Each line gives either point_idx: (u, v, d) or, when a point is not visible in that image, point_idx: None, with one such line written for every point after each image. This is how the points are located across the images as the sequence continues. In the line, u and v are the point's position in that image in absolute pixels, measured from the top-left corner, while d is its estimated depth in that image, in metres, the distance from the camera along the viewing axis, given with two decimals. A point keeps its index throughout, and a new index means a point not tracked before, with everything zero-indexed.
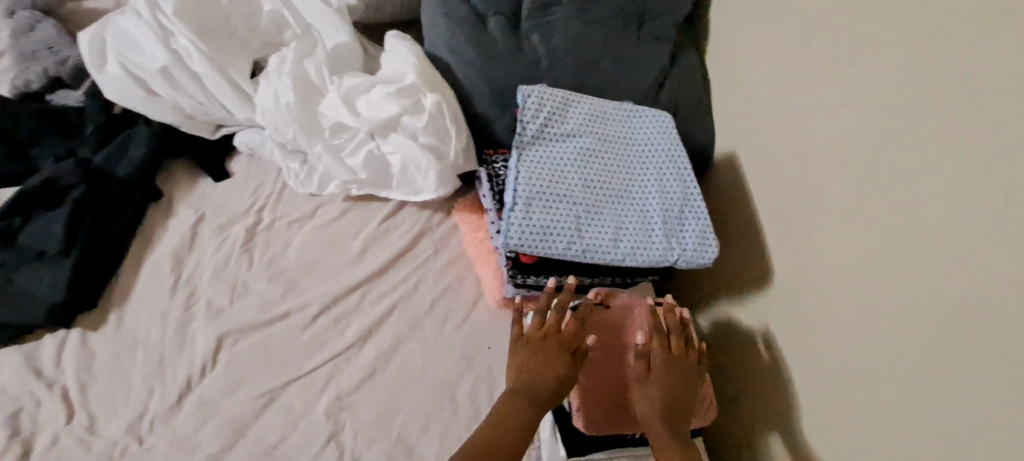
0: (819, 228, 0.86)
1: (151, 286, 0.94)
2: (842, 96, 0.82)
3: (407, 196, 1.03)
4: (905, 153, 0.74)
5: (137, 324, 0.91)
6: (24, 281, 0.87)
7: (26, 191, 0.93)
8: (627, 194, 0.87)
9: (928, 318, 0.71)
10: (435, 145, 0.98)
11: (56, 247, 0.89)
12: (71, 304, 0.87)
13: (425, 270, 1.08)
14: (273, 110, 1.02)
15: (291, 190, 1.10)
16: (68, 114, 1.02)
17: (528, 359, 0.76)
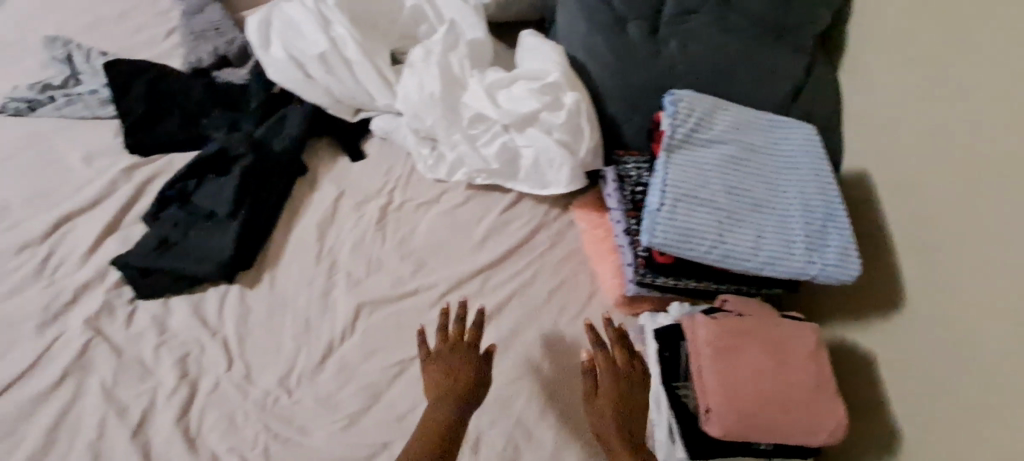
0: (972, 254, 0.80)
1: (297, 254, 1.02)
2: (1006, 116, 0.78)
3: (533, 189, 1.06)
4: None
5: (286, 288, 0.99)
6: (195, 237, 0.96)
7: (200, 156, 1.02)
8: (769, 204, 0.86)
9: None
10: (569, 141, 1.00)
11: (225, 211, 0.98)
12: (235, 261, 0.95)
13: (542, 262, 1.10)
14: (415, 98, 1.07)
15: (419, 175, 1.16)
16: (234, 90, 1.12)
17: (433, 373, 0.86)
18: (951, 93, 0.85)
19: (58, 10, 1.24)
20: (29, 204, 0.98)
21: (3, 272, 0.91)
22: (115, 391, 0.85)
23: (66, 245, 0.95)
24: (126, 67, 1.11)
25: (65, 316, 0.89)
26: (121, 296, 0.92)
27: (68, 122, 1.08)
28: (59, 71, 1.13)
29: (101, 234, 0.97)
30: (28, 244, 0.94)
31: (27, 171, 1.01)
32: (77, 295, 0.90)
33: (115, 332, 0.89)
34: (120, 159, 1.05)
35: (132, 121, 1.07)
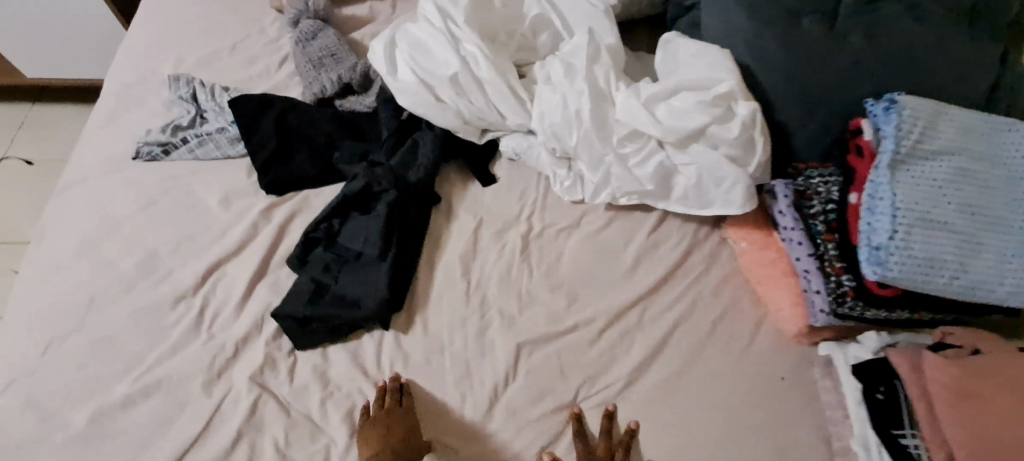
0: None
1: (444, 293, 0.96)
2: None
3: (691, 209, 0.95)
4: None
5: (438, 331, 0.93)
6: (348, 282, 0.93)
7: (341, 195, 0.98)
8: (1016, 223, 0.73)
9: None
10: (739, 157, 0.90)
11: (373, 254, 0.94)
12: (390, 306, 0.90)
13: (700, 287, 1.01)
14: (557, 117, 0.98)
15: (555, 198, 1.08)
16: (361, 119, 1.08)
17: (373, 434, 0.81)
18: None
19: (174, 46, 1.22)
20: (177, 253, 0.96)
21: (164, 327, 0.89)
22: (290, 451, 0.81)
23: (219, 294, 0.93)
24: (253, 102, 1.08)
25: (230, 371, 0.86)
26: (281, 348, 0.88)
27: (201, 164, 1.06)
28: (186, 111, 1.11)
29: (251, 282, 0.94)
30: (183, 296, 0.92)
31: (170, 218, 0.99)
32: (238, 350, 0.87)
33: (280, 387, 0.86)
34: (257, 200, 1.02)
35: (264, 158, 1.04)
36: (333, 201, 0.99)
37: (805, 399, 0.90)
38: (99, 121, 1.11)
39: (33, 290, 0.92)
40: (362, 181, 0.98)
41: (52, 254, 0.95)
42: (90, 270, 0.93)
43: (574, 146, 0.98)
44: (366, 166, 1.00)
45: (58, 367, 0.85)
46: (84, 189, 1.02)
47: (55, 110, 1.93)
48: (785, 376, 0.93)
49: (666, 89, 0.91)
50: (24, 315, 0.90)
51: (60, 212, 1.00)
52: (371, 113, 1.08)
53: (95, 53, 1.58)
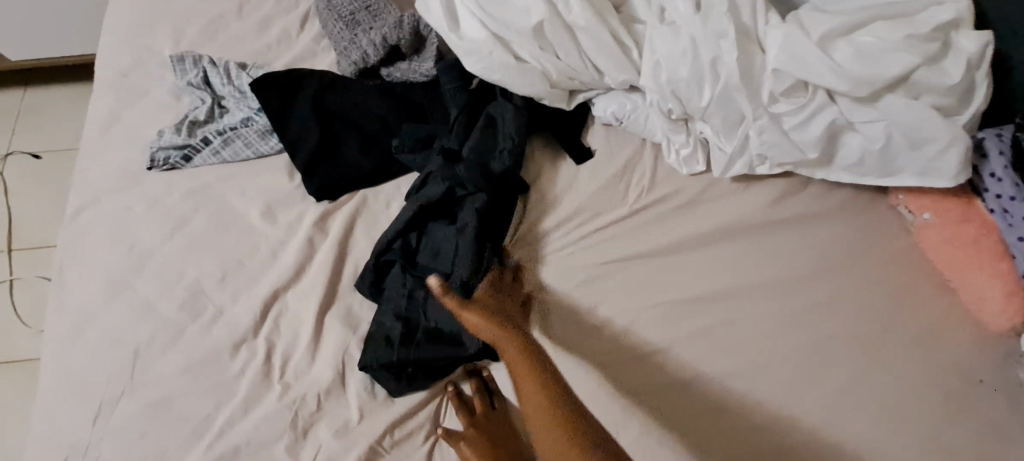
0: None
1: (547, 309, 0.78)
2: None
3: (865, 178, 0.73)
4: None
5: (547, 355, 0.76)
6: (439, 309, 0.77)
7: (414, 201, 0.80)
8: None
9: None
10: (949, 105, 0.67)
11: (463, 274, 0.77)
12: None
13: (869, 270, 0.79)
14: (683, 69, 0.76)
15: (667, 169, 0.86)
16: (418, 94, 0.88)
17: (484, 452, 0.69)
18: None
19: (169, 17, 0.98)
20: (225, 284, 0.79)
21: (228, 379, 0.74)
22: None
23: (285, 333, 0.77)
24: (282, 82, 0.87)
25: (315, 429, 0.72)
26: (372, 395, 0.73)
27: (231, 168, 0.86)
28: (199, 101, 0.90)
29: (318, 314, 0.77)
30: (242, 339, 0.76)
31: (208, 242, 0.82)
32: (320, 400, 0.73)
33: (375, 444, 0.71)
34: (308, 209, 0.83)
35: (307, 155, 0.84)
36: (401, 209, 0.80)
37: (1016, 408, 0.72)
38: (98, 124, 0.90)
39: (71, 346, 0.77)
40: (439, 183, 0.80)
41: (81, 300, 0.80)
42: (129, 317, 0.78)
43: (708, 106, 0.76)
44: (437, 160, 0.81)
45: (117, 438, 0.72)
46: (99, 213, 0.84)
47: (52, 97, 1.72)
48: (984, 379, 0.73)
49: (853, 21, 0.68)
50: (67, 378, 0.76)
51: (79, 246, 0.83)
52: (430, 84, 0.88)
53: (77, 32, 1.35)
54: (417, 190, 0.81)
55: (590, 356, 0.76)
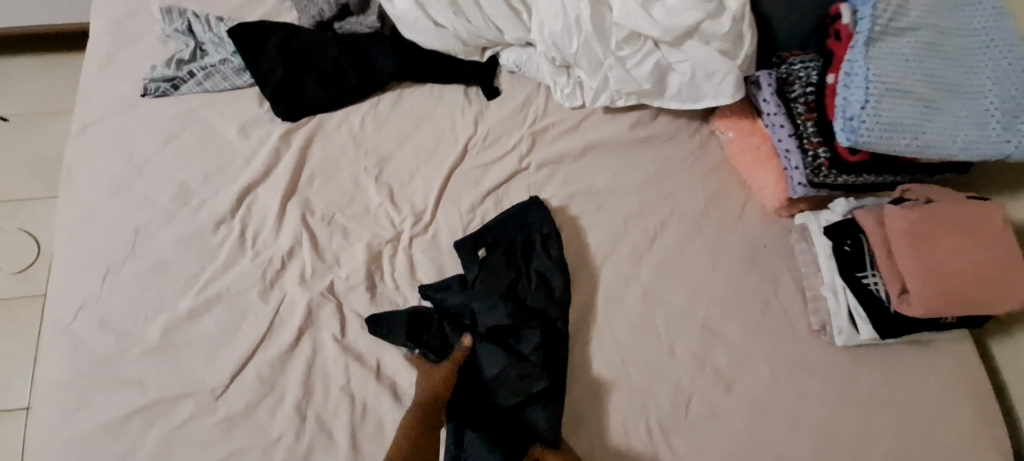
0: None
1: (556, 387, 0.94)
2: None
3: (684, 104, 1.04)
4: None
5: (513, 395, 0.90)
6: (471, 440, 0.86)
7: (476, 344, 0.91)
8: (965, 89, 0.84)
9: None
10: (728, 49, 0.98)
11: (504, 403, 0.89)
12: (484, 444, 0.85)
13: (691, 174, 1.11)
14: (557, 25, 1.04)
15: (555, 104, 1.15)
16: (517, 240, 1.01)
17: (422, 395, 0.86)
18: None
19: None
20: (208, 182, 1.01)
21: (211, 248, 0.96)
22: (352, 342, 0.92)
23: (256, 216, 1.00)
24: (252, 31, 1.09)
25: (281, 281, 0.95)
26: (324, 260, 0.97)
27: (211, 96, 1.08)
28: (185, 45, 1.12)
29: (284, 203, 1.01)
30: (223, 219, 0.99)
31: (193, 150, 1.04)
32: (285, 262, 0.96)
33: (325, 291, 0.95)
34: (274, 127, 1.07)
35: (274, 86, 1.07)
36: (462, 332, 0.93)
37: (785, 261, 1.05)
38: (96, 63, 1.10)
39: (77, 227, 0.97)
40: (501, 323, 0.92)
41: (86, 194, 0.99)
42: (126, 205, 0.98)
43: (576, 53, 1.05)
44: (507, 309, 0.92)
45: (120, 292, 0.92)
46: (99, 129, 1.04)
47: (18, 65, 1.83)
48: (766, 245, 1.06)
49: None
50: (75, 250, 0.95)
51: (82, 154, 1.03)
52: (524, 228, 1.02)
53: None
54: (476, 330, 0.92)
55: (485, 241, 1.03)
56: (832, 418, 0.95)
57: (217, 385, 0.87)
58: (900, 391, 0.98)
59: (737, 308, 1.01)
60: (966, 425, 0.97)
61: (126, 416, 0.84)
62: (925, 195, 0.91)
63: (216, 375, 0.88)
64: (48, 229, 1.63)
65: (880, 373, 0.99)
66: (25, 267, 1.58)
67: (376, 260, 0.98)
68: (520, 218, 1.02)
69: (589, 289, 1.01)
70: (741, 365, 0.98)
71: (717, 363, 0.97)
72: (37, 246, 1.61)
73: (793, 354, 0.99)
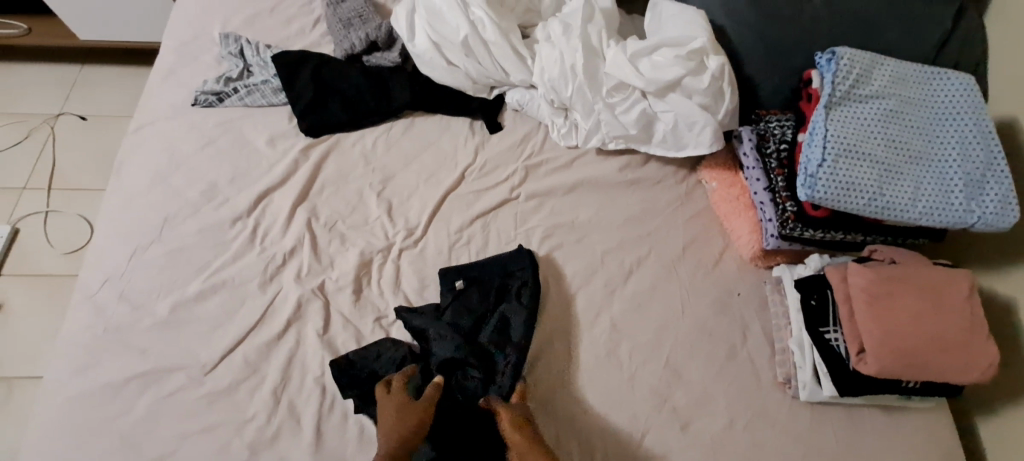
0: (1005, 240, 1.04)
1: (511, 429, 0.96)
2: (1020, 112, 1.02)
3: (668, 151, 1.11)
4: None
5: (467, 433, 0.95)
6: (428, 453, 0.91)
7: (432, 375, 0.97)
8: (926, 157, 0.88)
9: None
10: (708, 103, 1.06)
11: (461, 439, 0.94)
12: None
13: (673, 217, 1.16)
14: (556, 71, 1.14)
15: (551, 142, 1.23)
16: (494, 280, 1.07)
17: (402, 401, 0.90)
18: None
19: (219, 9, 1.38)
20: (233, 183, 1.15)
21: (226, 240, 1.09)
22: (332, 338, 1.00)
23: (269, 216, 1.12)
24: (291, 58, 1.25)
25: (279, 276, 1.05)
26: (320, 261, 1.07)
27: (250, 110, 1.24)
28: (234, 66, 1.29)
29: (294, 207, 1.13)
30: (240, 216, 1.11)
31: (226, 155, 1.18)
32: (286, 259, 1.07)
33: (315, 288, 1.04)
34: (298, 141, 1.21)
35: (303, 105, 1.22)
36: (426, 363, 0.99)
37: (758, 312, 1.07)
38: (160, 74, 1.29)
39: (118, 211, 1.11)
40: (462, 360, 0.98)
41: (131, 183, 1.15)
42: (163, 196, 1.13)
43: (571, 96, 1.14)
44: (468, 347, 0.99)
45: (142, 270, 1.05)
46: (152, 129, 1.21)
47: (102, 74, 2.12)
48: (740, 292, 1.08)
49: (653, 46, 1.09)
50: (114, 230, 1.09)
51: (135, 149, 1.19)
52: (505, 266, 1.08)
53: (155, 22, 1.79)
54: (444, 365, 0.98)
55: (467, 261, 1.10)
56: None
57: (208, 362, 0.96)
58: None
59: (702, 351, 1.03)
60: None
61: (125, 379, 0.94)
62: (890, 256, 0.96)
63: (208, 352, 0.97)
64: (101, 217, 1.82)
65: (846, 435, 0.97)
66: (74, 249, 1.76)
67: (366, 266, 1.08)
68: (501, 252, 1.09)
69: (559, 316, 1.06)
70: (700, 406, 0.99)
71: (676, 402, 0.99)
72: (89, 230, 1.79)
73: (755, 404, 0.99)
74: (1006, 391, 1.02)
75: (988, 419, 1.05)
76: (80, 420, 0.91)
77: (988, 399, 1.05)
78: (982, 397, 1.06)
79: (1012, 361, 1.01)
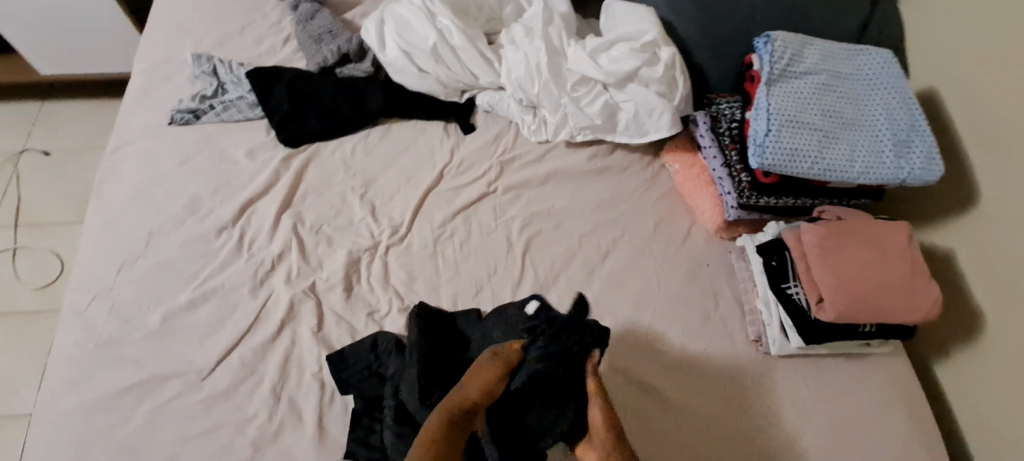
0: (932, 197, 1.17)
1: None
2: (933, 84, 1.16)
3: (632, 138, 1.20)
4: (964, 111, 1.10)
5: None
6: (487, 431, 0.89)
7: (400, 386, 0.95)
8: (858, 123, 0.99)
9: (986, 271, 1.07)
10: (665, 91, 1.16)
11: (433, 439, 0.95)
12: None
13: (642, 199, 1.24)
14: (522, 70, 1.23)
15: (523, 139, 1.30)
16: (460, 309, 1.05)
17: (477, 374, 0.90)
18: (986, 33, 1.05)
19: (188, 32, 1.41)
20: (215, 195, 1.17)
21: (213, 250, 1.10)
22: (326, 334, 1.03)
23: (254, 225, 1.14)
24: (265, 73, 1.29)
25: (269, 280, 1.08)
26: (309, 263, 1.10)
27: (227, 125, 1.27)
28: (207, 84, 1.31)
29: (278, 215, 1.15)
30: (225, 226, 1.13)
31: (206, 169, 1.20)
32: (275, 264, 1.10)
33: (306, 290, 1.07)
34: (277, 152, 1.24)
35: (280, 118, 1.25)
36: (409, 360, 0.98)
37: (728, 279, 1.15)
38: (133, 97, 1.31)
39: (99, 230, 1.12)
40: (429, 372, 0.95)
41: (112, 203, 1.16)
42: (145, 212, 1.14)
43: (539, 93, 1.22)
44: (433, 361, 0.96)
45: (130, 285, 1.06)
46: (129, 149, 1.22)
47: (62, 109, 2.09)
48: (709, 263, 1.17)
49: (610, 41, 1.18)
50: (97, 249, 1.10)
51: (113, 170, 1.20)
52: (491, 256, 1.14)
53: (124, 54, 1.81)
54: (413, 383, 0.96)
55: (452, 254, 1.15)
56: (767, 421, 1.01)
57: (204, 367, 0.98)
58: (837, 404, 1.03)
59: (679, 318, 1.10)
60: (902, 440, 1.01)
61: (121, 390, 0.94)
62: (837, 215, 1.06)
63: (203, 358, 0.99)
64: (74, 250, 1.79)
65: (817, 385, 1.05)
66: (46, 283, 1.73)
67: (355, 265, 1.11)
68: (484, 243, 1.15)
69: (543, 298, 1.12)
70: (682, 368, 1.05)
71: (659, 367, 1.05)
72: (60, 264, 1.77)
73: (732, 362, 1.06)
74: (948, 331, 1.13)
75: (937, 360, 1.16)
76: (75, 435, 0.91)
77: (932, 341, 1.16)
78: (931, 341, 1.16)
79: (950, 304, 1.13)
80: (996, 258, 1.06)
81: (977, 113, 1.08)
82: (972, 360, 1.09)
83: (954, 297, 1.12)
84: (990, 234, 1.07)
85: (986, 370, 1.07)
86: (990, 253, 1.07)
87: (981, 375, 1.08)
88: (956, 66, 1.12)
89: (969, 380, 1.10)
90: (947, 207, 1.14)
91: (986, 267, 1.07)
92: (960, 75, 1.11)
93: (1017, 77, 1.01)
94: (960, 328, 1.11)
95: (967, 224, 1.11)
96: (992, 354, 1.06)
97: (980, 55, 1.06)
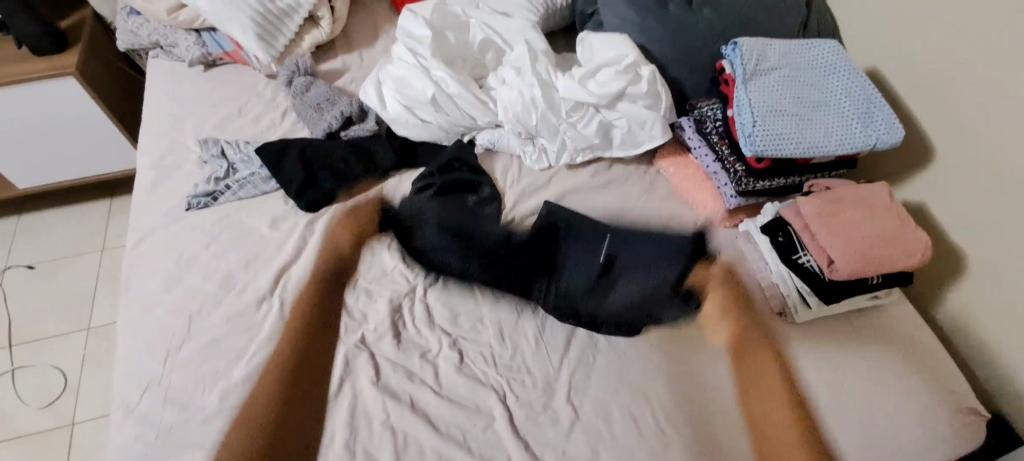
0: (896, 160, 1.33)
1: (563, 430, 1.02)
2: (874, 64, 1.35)
3: (629, 150, 1.34)
4: (907, 81, 1.28)
5: (517, 452, 0.99)
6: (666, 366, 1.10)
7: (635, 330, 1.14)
8: (826, 103, 1.13)
9: (957, 213, 1.22)
10: (652, 105, 1.30)
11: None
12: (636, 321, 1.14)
13: (648, 202, 1.32)
14: (517, 105, 1.33)
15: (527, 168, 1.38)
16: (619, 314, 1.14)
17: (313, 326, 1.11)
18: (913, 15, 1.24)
19: (188, 120, 1.45)
20: (248, 269, 1.19)
21: (257, 321, 1.12)
22: (386, 382, 1.05)
23: (292, 291, 1.17)
24: (274, 147, 1.34)
25: (320, 340, 1.10)
26: (353, 317, 1.14)
27: (245, 202, 1.31)
28: (217, 166, 1.35)
29: (314, 278, 1.18)
30: (264, 297, 1.15)
31: (233, 247, 1.23)
32: (321, 324, 1.12)
33: (358, 343, 1.10)
34: (299, 218, 1.28)
35: (297, 186, 1.29)
36: (471, 381, 1.07)
37: (741, 262, 1.24)
38: (144, 190, 1.33)
39: (136, 325, 1.12)
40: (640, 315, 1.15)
41: (144, 294, 1.16)
42: (180, 298, 1.15)
43: (537, 123, 1.33)
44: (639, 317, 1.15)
45: (179, 371, 1.06)
46: (151, 240, 1.24)
47: (43, 219, 2.04)
48: (720, 251, 1.26)
49: (593, 69, 1.31)
50: (136, 343, 1.10)
51: (138, 262, 1.21)
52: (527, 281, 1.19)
53: (115, 154, 1.83)
54: (481, 398, 1.05)
55: (484, 286, 1.19)
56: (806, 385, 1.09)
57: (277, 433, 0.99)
58: (861, 354, 1.14)
59: (708, 303, 1.18)
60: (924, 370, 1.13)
61: None
62: (825, 185, 1.19)
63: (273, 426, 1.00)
64: (77, 362, 1.73)
65: (841, 341, 1.15)
66: (51, 400, 1.66)
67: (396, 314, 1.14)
68: (516, 269, 1.22)
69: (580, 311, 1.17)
70: (721, 349, 1.13)
71: (701, 352, 1.12)
72: (64, 377, 1.70)
73: (763, 335, 1.15)
74: (939, 274, 1.26)
75: (938, 302, 1.28)
76: None
77: (929, 284, 1.29)
78: (927, 287, 1.29)
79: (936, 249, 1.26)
80: (963, 202, 1.20)
81: (916, 78, 1.26)
82: (968, 296, 1.21)
83: (936, 242, 1.26)
84: (951, 182, 1.22)
85: (979, 300, 1.19)
86: (957, 198, 1.21)
87: (978, 306, 1.20)
88: (893, 51, 1.30)
89: (967, 313, 1.22)
90: (912, 165, 1.30)
91: (956, 210, 1.22)
92: (895, 55, 1.30)
93: (943, 46, 1.19)
94: (950, 269, 1.24)
95: (931, 177, 1.26)
96: (982, 285, 1.19)
97: (912, 34, 1.25)
